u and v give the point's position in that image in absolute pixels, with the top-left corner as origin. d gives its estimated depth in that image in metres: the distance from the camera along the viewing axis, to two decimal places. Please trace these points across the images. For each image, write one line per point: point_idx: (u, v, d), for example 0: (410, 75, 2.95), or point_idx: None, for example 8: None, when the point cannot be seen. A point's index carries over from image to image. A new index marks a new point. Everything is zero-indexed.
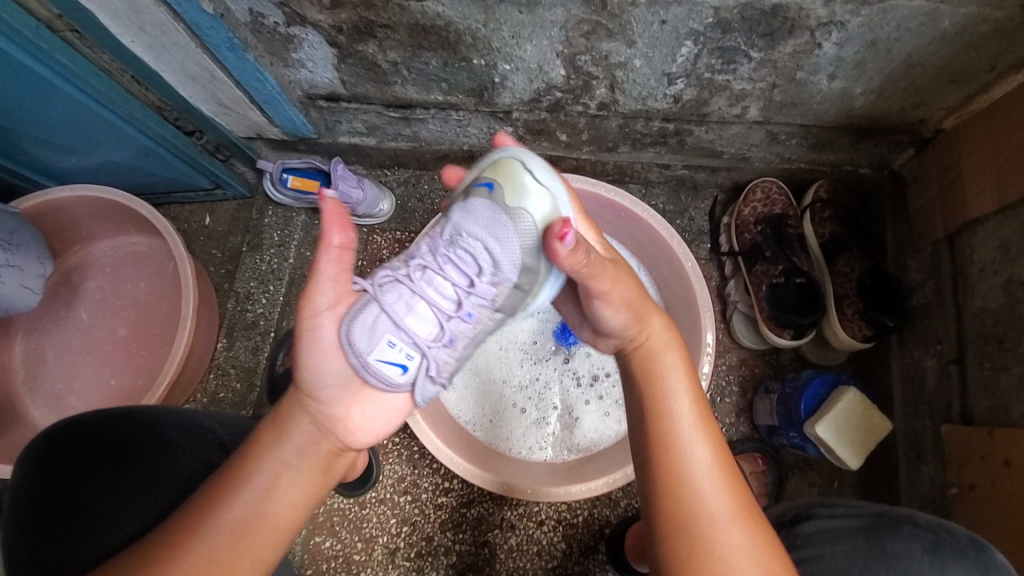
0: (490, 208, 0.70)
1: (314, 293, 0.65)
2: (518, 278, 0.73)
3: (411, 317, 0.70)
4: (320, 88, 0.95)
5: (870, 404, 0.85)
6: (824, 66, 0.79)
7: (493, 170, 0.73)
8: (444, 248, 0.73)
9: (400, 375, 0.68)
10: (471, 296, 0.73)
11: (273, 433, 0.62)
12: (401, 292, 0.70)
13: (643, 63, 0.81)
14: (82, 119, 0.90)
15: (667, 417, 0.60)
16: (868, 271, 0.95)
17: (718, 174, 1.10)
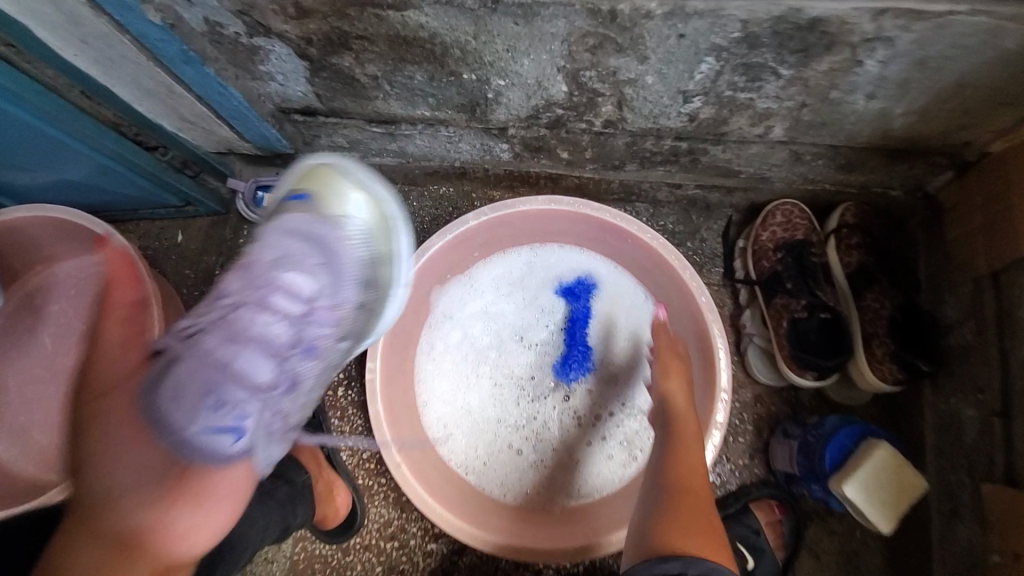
0: (312, 220, 0.71)
1: (101, 365, 0.61)
2: (359, 296, 0.73)
3: (242, 361, 0.64)
4: (294, 102, 0.85)
5: (903, 459, 0.76)
6: (862, 85, 0.69)
7: (309, 182, 0.75)
8: (263, 275, 0.67)
9: (231, 443, 0.61)
10: (309, 327, 0.69)
11: (76, 531, 0.55)
12: (217, 339, 0.64)
13: (656, 79, 0.71)
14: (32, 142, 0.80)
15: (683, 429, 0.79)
16: (901, 307, 0.87)
17: (734, 194, 1.00)
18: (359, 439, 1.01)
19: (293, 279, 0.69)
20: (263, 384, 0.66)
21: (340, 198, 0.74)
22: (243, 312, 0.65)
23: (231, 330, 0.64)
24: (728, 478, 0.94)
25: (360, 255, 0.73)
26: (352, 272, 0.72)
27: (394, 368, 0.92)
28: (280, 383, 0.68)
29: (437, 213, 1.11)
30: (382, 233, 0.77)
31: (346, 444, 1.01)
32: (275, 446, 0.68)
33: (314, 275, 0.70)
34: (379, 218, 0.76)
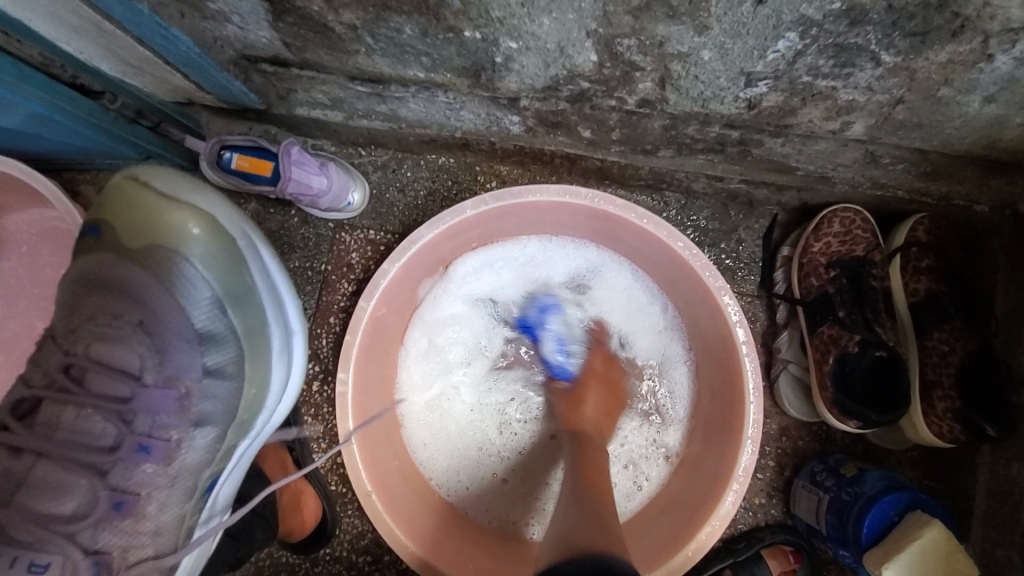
0: (97, 273, 0.60)
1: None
2: (206, 363, 0.62)
3: (49, 481, 0.57)
4: (259, 50, 0.69)
5: (959, 544, 0.66)
6: (986, 84, 0.53)
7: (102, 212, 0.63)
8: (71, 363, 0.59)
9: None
10: (138, 422, 0.60)
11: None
12: (11, 457, 0.57)
13: (714, 55, 0.54)
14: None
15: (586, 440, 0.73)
16: (973, 353, 0.73)
17: (785, 192, 0.84)
18: (333, 441, 0.91)
19: (114, 355, 0.59)
20: (73, 512, 0.57)
21: (163, 220, 0.61)
22: (49, 411, 0.58)
23: (28, 447, 0.57)
24: (742, 519, 0.84)
25: (204, 298, 0.62)
26: (180, 339, 0.61)
27: (370, 375, 0.80)
28: (103, 503, 0.59)
29: (433, 187, 0.95)
30: (231, 270, 0.63)
31: (319, 445, 0.91)
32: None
33: (136, 350, 0.59)
34: (225, 245, 0.63)
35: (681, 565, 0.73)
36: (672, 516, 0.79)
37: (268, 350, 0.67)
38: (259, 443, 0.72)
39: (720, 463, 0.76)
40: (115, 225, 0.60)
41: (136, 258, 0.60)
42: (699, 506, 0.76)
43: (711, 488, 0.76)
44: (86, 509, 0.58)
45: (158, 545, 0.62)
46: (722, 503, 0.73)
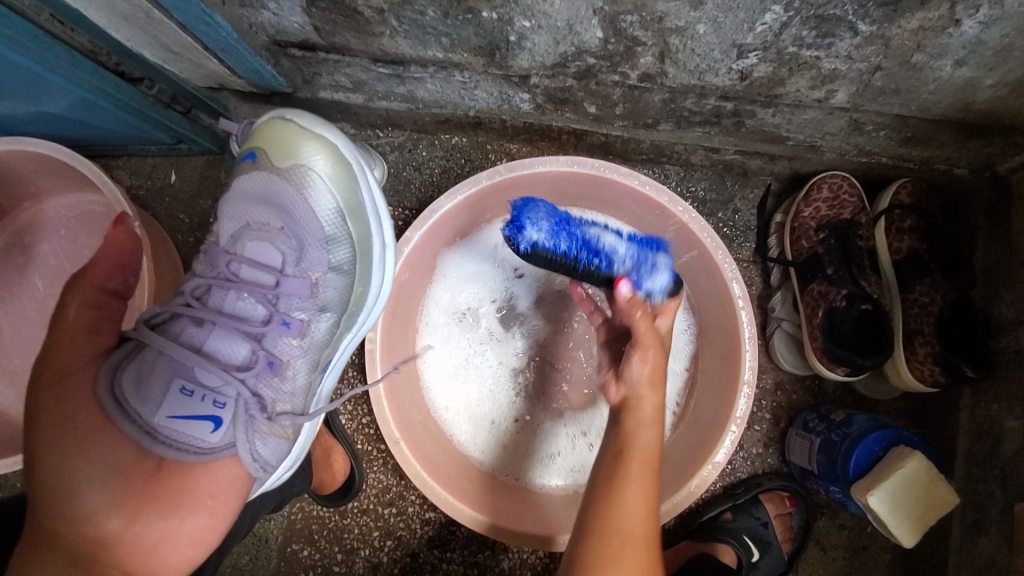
0: (257, 180, 0.66)
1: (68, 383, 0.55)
2: (329, 257, 0.69)
3: (217, 343, 0.64)
4: (290, 35, 0.75)
5: (937, 473, 0.73)
6: (954, 48, 0.59)
7: (255, 138, 0.69)
8: (227, 251, 0.66)
9: (210, 432, 0.61)
10: (281, 302, 0.68)
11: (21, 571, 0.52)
12: (192, 323, 0.64)
13: (709, 29, 0.61)
14: (12, 79, 0.73)
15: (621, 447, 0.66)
16: (951, 303, 0.79)
17: (778, 162, 0.90)
18: (358, 403, 0.98)
19: (263, 251, 0.67)
20: (241, 365, 0.65)
21: (298, 145, 0.67)
22: (215, 293, 0.65)
23: (206, 318, 0.64)
24: (741, 467, 0.91)
25: (330, 208, 0.68)
26: (313, 234, 0.67)
27: (394, 336, 0.86)
28: (260, 363, 0.66)
29: (448, 165, 1.01)
30: (347, 185, 0.69)
31: (345, 407, 0.98)
32: (272, 440, 0.67)
33: (278, 244, 0.66)
34: (344, 165, 0.69)
35: (683, 501, 0.79)
36: (674, 458, 0.86)
37: (375, 256, 0.72)
38: (358, 340, 0.78)
39: (719, 410, 0.82)
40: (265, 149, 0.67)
41: (279, 172, 0.66)
42: (702, 444, 0.82)
43: (711, 433, 0.82)
44: (248, 365, 0.66)
45: (292, 405, 0.70)
46: (718, 446, 0.79)
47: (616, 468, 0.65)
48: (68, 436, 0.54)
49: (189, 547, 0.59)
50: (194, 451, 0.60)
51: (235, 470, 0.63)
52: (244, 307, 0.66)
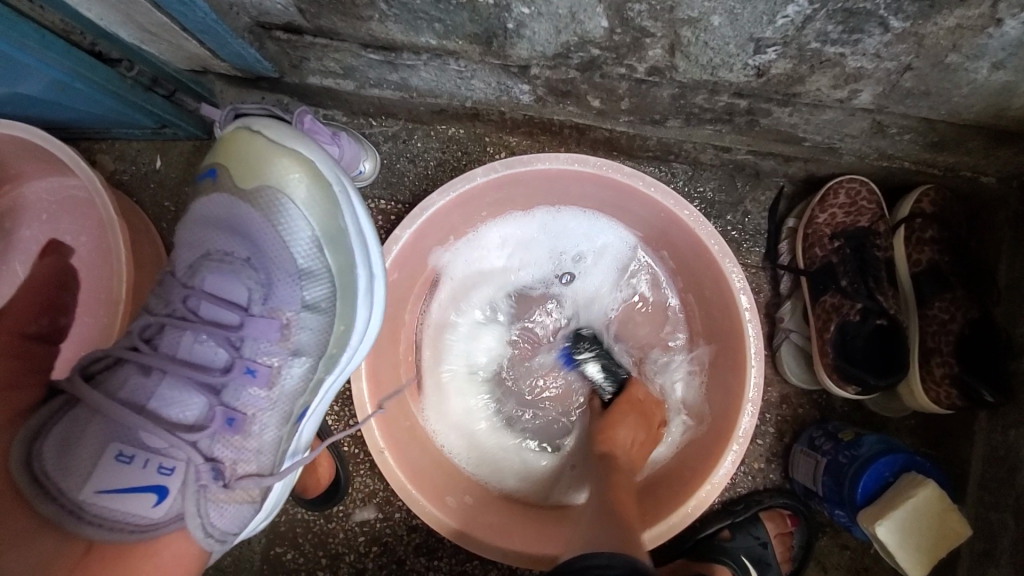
0: (221, 206, 0.64)
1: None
2: (299, 297, 0.65)
3: (166, 395, 0.59)
4: (274, 17, 0.70)
5: (951, 503, 0.68)
6: (994, 49, 0.53)
7: (220, 155, 0.66)
8: (183, 286, 0.63)
9: (153, 505, 0.56)
10: (245, 346, 0.64)
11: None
12: (139, 371, 0.59)
13: (724, 21, 0.55)
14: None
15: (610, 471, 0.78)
16: (973, 321, 0.74)
17: (793, 163, 0.84)
18: (346, 403, 0.94)
19: (225, 288, 0.63)
20: (195, 419, 0.61)
21: (270, 165, 0.64)
22: (169, 334, 0.61)
23: (155, 366, 0.59)
24: (741, 483, 0.87)
25: (303, 237, 0.64)
26: (284, 270, 0.64)
27: (383, 339, 0.83)
28: (217, 420, 0.62)
29: (444, 158, 0.96)
30: (325, 211, 0.65)
31: (332, 407, 0.95)
32: (231, 508, 0.62)
33: (242, 279, 0.63)
34: (320, 188, 0.65)
35: (669, 529, 0.76)
36: (661, 484, 0.83)
37: (355, 293, 0.68)
38: (342, 380, 0.74)
39: (721, 426, 0.79)
40: (232, 170, 0.64)
41: (244, 197, 0.63)
42: (698, 468, 0.79)
43: (713, 448, 0.78)
44: (202, 422, 0.61)
45: (258, 464, 0.66)
46: (719, 466, 0.75)
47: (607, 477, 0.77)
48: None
49: None
50: (133, 529, 0.54)
51: (183, 543, 0.58)
52: (201, 351, 0.62)
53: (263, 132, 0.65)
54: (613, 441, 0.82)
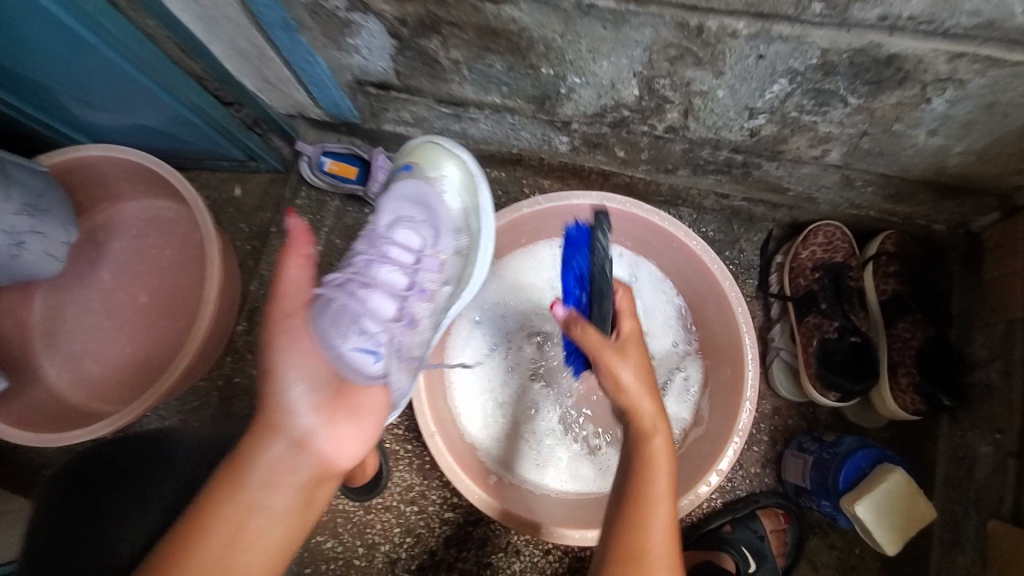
0: (415, 185, 0.81)
1: (274, 313, 0.60)
2: (455, 242, 0.82)
3: (374, 301, 0.72)
4: (372, 76, 0.89)
5: (919, 488, 0.81)
6: (927, 121, 0.71)
7: (410, 156, 0.85)
8: (380, 233, 0.77)
9: (373, 363, 0.68)
10: (418, 272, 0.78)
11: (235, 470, 0.56)
12: (359, 283, 0.72)
13: (726, 93, 0.74)
14: (123, 85, 0.85)
15: (647, 462, 0.65)
16: (930, 339, 0.90)
17: (779, 210, 1.03)
18: None
19: (405, 233, 0.78)
20: (392, 317, 0.73)
21: (436, 162, 0.84)
22: (370, 260, 0.74)
23: (364, 278, 0.72)
24: (740, 485, 0.99)
25: (457, 207, 0.83)
26: (445, 224, 0.82)
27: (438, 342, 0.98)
28: (403, 320, 0.74)
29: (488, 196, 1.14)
30: (471, 188, 0.85)
31: None
32: (406, 381, 0.75)
33: (421, 230, 0.80)
34: (469, 175, 0.85)
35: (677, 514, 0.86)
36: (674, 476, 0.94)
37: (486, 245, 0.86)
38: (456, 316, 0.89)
39: (724, 424, 0.90)
40: (418, 161, 0.83)
41: (429, 179, 0.82)
42: (706, 458, 0.89)
43: (716, 443, 0.90)
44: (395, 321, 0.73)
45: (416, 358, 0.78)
46: (722, 455, 0.86)
47: (641, 475, 0.64)
48: (279, 347, 0.60)
49: (356, 449, 0.63)
50: (364, 377, 0.66)
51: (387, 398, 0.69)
52: (391, 277, 0.75)
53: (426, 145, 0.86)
54: (638, 404, 0.67)
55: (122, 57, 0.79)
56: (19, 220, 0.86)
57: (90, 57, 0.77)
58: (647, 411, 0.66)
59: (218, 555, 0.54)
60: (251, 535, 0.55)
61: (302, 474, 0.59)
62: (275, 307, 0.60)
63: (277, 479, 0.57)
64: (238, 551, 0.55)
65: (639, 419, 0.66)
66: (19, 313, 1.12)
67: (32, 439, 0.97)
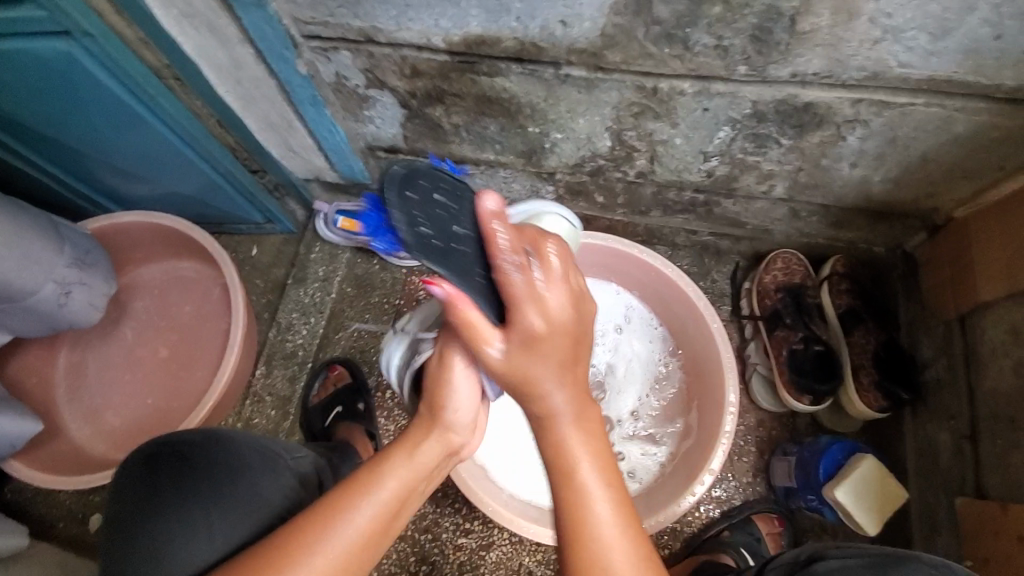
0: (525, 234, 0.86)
1: (482, 341, 0.56)
2: None
3: None
4: (383, 142, 1.04)
5: (888, 472, 0.91)
6: (846, 155, 0.87)
7: None
8: None
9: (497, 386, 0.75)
10: None
11: (409, 455, 0.64)
12: None
13: (682, 141, 0.89)
14: (164, 150, 0.98)
15: (559, 450, 0.60)
16: (883, 343, 1.03)
17: (742, 242, 1.17)
18: None
19: None
20: None
21: None
22: None
23: None
24: (734, 496, 1.07)
25: None
26: None
27: None
28: None
29: None
30: None
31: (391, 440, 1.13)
32: None
33: None
34: None
35: (671, 519, 0.94)
36: (668, 486, 1.01)
37: None
38: None
39: (710, 429, 0.99)
40: None
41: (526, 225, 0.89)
42: (698, 458, 0.98)
43: (705, 446, 0.98)
44: None
45: None
46: (712, 455, 0.94)
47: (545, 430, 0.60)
48: (459, 366, 0.65)
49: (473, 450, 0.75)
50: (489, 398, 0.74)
51: None
52: None
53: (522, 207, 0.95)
54: (538, 392, 0.58)
55: (166, 123, 0.92)
56: (70, 272, 0.99)
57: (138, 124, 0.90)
58: (551, 401, 0.59)
59: (389, 512, 0.62)
60: (407, 508, 0.64)
61: (441, 468, 0.69)
62: (479, 335, 0.56)
63: (434, 468, 0.67)
64: (400, 516, 0.63)
65: (545, 409, 0.60)
66: (43, 369, 1.20)
67: (46, 481, 1.04)
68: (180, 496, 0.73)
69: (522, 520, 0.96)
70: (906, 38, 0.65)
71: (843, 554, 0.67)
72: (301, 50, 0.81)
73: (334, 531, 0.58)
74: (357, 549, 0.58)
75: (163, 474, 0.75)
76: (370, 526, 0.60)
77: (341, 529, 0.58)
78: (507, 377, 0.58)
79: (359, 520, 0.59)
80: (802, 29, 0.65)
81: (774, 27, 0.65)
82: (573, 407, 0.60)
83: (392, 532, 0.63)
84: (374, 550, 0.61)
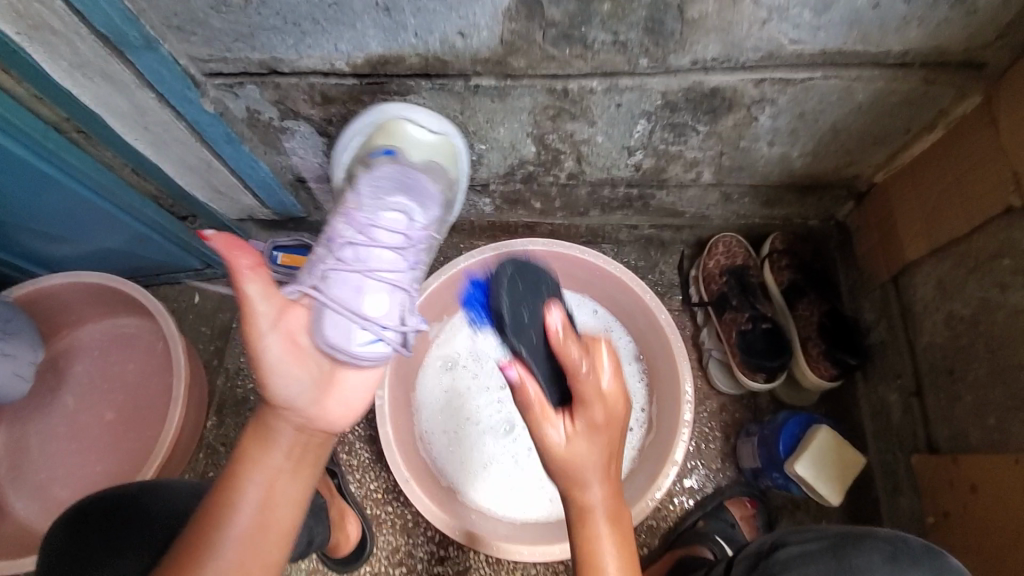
0: (401, 178, 0.86)
1: (251, 318, 0.64)
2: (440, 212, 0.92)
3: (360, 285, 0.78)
4: (310, 172, 1.03)
5: (843, 440, 0.95)
6: (762, 135, 0.89)
7: (384, 136, 0.85)
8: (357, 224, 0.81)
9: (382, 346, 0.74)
10: (396, 246, 0.83)
11: (260, 445, 0.64)
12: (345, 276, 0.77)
13: (604, 138, 0.90)
14: (78, 209, 0.94)
15: (592, 548, 0.61)
16: (827, 314, 1.04)
17: (683, 231, 1.18)
18: (365, 471, 1.10)
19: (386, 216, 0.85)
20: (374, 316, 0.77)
21: (398, 134, 0.84)
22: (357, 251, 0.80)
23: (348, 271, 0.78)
24: (705, 483, 1.07)
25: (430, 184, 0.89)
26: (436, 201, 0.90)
27: (401, 400, 1.02)
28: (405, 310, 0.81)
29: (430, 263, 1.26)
30: (447, 155, 0.90)
31: (355, 477, 1.10)
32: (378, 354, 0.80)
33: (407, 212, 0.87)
34: (446, 144, 0.89)
35: (640, 514, 0.92)
36: (635, 483, 1.00)
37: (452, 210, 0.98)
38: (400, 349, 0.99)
39: (670, 420, 0.99)
40: (378, 140, 0.85)
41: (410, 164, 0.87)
42: (663, 451, 0.97)
43: (667, 438, 0.97)
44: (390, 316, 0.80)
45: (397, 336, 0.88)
46: (676, 446, 0.94)
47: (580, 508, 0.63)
48: (262, 338, 0.65)
49: (346, 408, 0.72)
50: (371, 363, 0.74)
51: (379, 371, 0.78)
52: (381, 256, 0.81)
53: (398, 113, 0.83)
54: (586, 487, 0.62)
55: (74, 178, 0.88)
56: None
57: (48, 185, 0.86)
58: (593, 486, 0.62)
59: (255, 511, 0.61)
60: (275, 506, 0.62)
61: (302, 442, 0.66)
62: (247, 311, 0.64)
63: (294, 452, 0.66)
64: (275, 507, 0.62)
65: (585, 504, 0.63)
66: None
67: None
68: (111, 552, 0.70)
69: (491, 539, 0.93)
70: (791, 16, 0.67)
71: (802, 538, 0.70)
72: (205, 88, 0.81)
73: (212, 548, 0.58)
74: (240, 556, 0.59)
75: (93, 531, 0.72)
76: (247, 528, 0.60)
77: (216, 543, 0.58)
78: (560, 459, 0.63)
79: (235, 526, 0.59)
80: (692, 17, 0.67)
81: (665, 18, 0.67)
82: (607, 495, 0.63)
83: (280, 527, 0.62)
84: (265, 552, 0.61)
